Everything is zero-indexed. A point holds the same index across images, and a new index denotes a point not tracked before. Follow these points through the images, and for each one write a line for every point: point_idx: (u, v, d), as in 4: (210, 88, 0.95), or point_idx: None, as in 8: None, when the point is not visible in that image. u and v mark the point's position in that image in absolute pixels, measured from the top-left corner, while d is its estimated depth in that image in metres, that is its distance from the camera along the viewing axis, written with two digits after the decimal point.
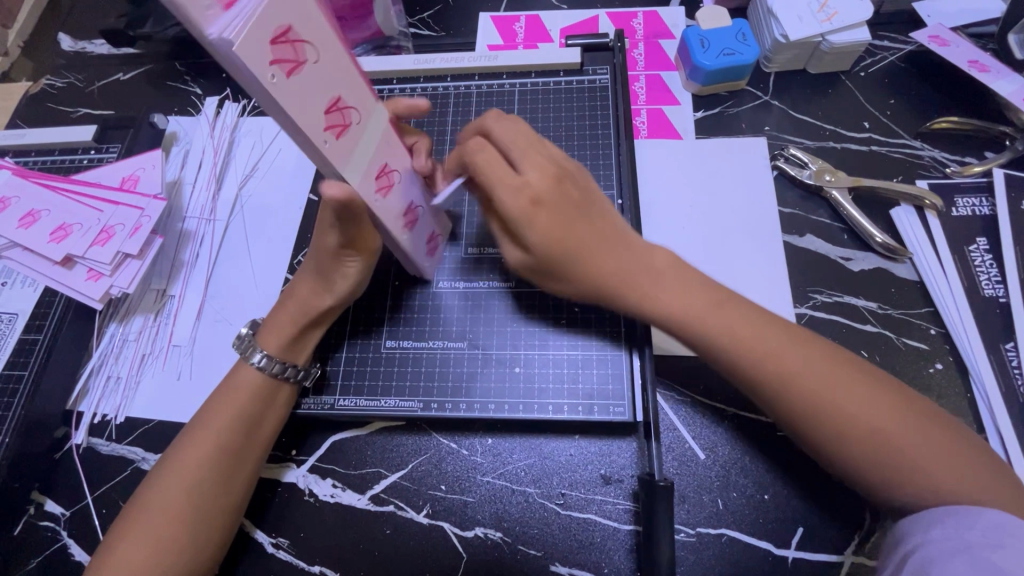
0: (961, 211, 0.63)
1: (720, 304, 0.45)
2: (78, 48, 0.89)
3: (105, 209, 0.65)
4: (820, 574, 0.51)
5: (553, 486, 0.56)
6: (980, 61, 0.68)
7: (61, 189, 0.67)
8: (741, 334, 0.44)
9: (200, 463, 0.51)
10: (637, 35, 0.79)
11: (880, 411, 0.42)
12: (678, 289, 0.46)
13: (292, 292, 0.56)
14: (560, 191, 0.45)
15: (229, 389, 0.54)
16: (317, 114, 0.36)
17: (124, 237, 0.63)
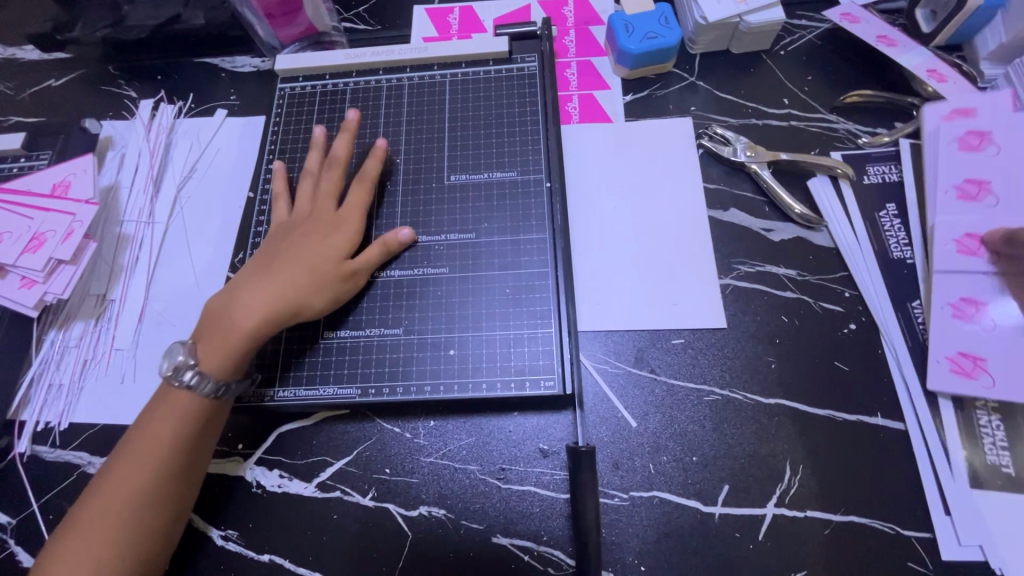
0: (871, 178, 0.67)
1: None
2: (7, 55, 0.87)
3: (35, 215, 0.65)
4: (743, 527, 0.54)
5: (493, 462, 0.58)
6: (887, 37, 0.71)
7: None
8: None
9: (140, 476, 0.51)
10: (567, 22, 0.80)
11: None
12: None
13: (227, 309, 0.55)
14: None
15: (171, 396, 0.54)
16: (952, 178, 0.62)
17: (56, 243, 0.63)
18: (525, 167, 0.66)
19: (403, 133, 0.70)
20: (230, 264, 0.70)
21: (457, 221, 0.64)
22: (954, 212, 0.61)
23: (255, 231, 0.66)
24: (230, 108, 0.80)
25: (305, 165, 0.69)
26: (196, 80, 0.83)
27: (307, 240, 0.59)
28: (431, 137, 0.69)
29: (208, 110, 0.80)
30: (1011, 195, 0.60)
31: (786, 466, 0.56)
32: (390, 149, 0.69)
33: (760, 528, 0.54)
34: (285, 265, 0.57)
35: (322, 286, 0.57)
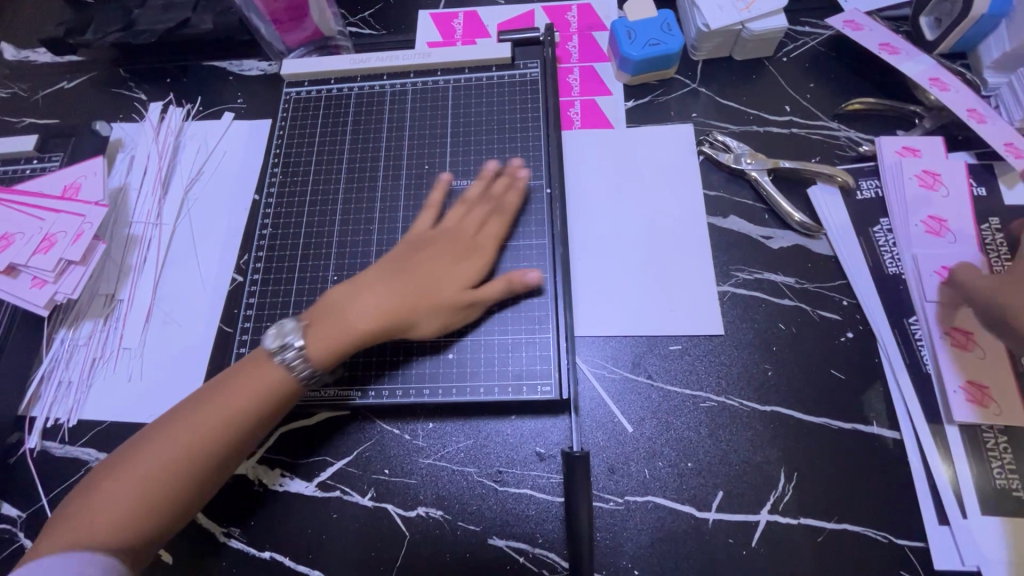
0: (865, 193, 0.66)
1: None
2: (21, 57, 0.89)
3: (46, 217, 0.66)
4: (736, 532, 0.55)
5: (490, 465, 0.59)
6: (890, 44, 0.71)
7: (5, 200, 0.68)
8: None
9: (205, 435, 0.50)
10: (570, 28, 0.81)
11: None
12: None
13: (433, 302, 0.57)
14: None
15: (213, 401, 0.51)
16: (923, 211, 0.63)
17: (66, 244, 0.64)
18: (526, 173, 0.67)
19: (406, 138, 0.70)
20: (236, 265, 0.72)
21: None
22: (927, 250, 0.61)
23: (260, 233, 0.67)
24: (237, 112, 0.82)
25: (310, 169, 0.70)
26: (205, 83, 0.84)
27: (437, 262, 0.59)
28: (434, 142, 0.70)
29: (215, 113, 0.82)
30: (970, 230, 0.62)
31: (780, 473, 0.56)
32: (393, 153, 0.70)
33: (754, 534, 0.55)
34: (417, 273, 0.58)
35: (435, 306, 0.57)
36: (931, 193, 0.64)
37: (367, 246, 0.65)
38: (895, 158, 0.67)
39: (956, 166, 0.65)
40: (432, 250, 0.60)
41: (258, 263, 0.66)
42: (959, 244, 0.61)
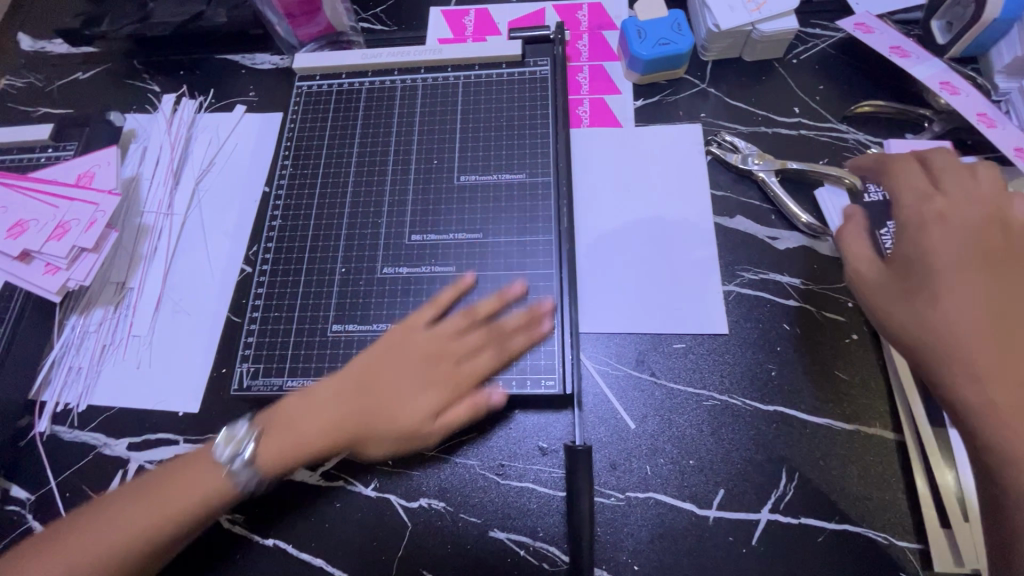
0: (872, 197, 0.65)
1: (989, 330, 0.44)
2: (37, 48, 0.90)
3: (60, 205, 0.67)
4: (736, 531, 0.55)
5: (493, 458, 0.59)
6: (901, 47, 0.71)
7: (20, 188, 0.69)
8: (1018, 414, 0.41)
9: (279, 453, 0.52)
10: (580, 27, 0.81)
11: None
12: (992, 315, 0.44)
13: (394, 408, 0.54)
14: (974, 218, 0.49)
15: (293, 423, 0.54)
16: None
17: (79, 232, 0.65)
18: (534, 170, 0.67)
19: (415, 133, 0.71)
20: (245, 256, 0.72)
21: (466, 221, 0.66)
22: None
23: (270, 225, 0.68)
24: (249, 105, 0.82)
25: (319, 162, 0.71)
26: (218, 76, 0.85)
27: (402, 384, 0.55)
28: (443, 138, 0.70)
29: (227, 106, 0.83)
30: None
31: (782, 473, 0.57)
32: (402, 148, 0.70)
33: (755, 533, 0.55)
34: (374, 397, 0.55)
35: (396, 433, 0.54)
36: None
37: (375, 239, 0.66)
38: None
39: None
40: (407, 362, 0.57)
41: (267, 254, 0.66)
42: None
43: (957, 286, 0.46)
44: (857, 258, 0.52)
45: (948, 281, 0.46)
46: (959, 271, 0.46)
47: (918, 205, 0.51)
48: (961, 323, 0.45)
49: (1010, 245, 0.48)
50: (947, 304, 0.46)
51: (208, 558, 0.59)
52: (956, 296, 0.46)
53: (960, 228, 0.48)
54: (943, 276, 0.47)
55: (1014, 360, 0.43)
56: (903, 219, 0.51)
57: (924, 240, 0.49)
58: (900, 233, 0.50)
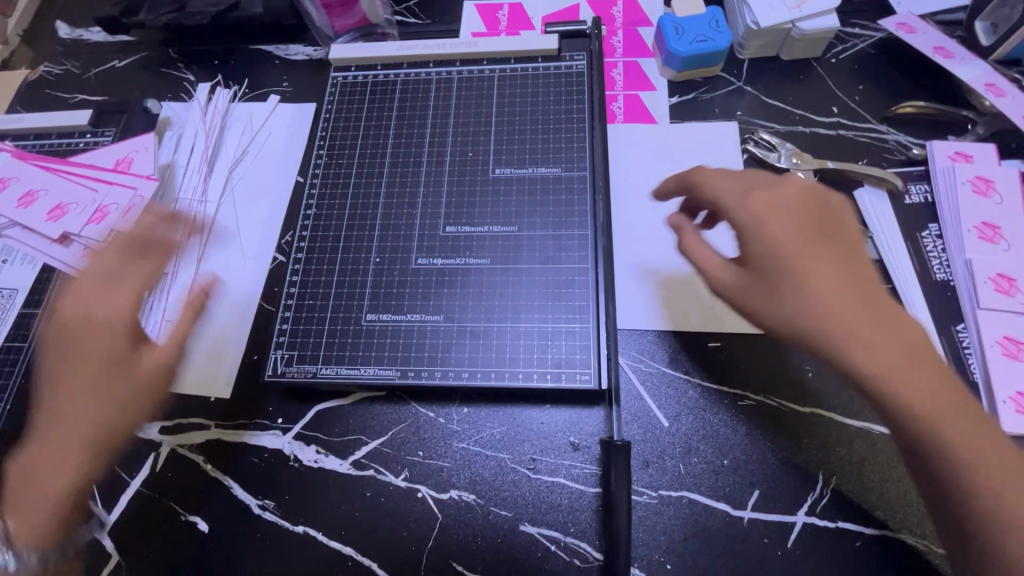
0: (913, 198, 0.65)
1: (878, 330, 0.45)
2: (75, 36, 0.92)
3: (99, 189, 0.68)
4: (772, 533, 0.54)
5: (524, 452, 0.59)
6: (945, 48, 0.70)
7: (60, 171, 0.70)
8: (921, 381, 0.44)
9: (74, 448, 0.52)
10: (615, 22, 0.81)
11: (950, 414, 0.44)
12: (854, 293, 0.46)
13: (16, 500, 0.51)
14: (779, 213, 0.48)
15: (51, 437, 0.52)
16: (975, 216, 0.62)
17: (118, 217, 0.66)
18: (570, 164, 0.67)
19: (450, 126, 0.71)
20: (277, 245, 0.73)
21: (500, 213, 0.65)
22: (976, 254, 0.60)
23: (304, 213, 0.68)
24: (283, 95, 0.83)
25: (354, 153, 0.71)
26: (252, 66, 0.85)
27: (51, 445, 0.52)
28: (478, 131, 0.70)
29: (261, 96, 0.83)
30: None
31: (818, 475, 0.56)
32: (437, 140, 0.70)
33: (790, 535, 0.54)
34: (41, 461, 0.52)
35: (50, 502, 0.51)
36: (982, 199, 0.62)
37: (409, 229, 0.66)
38: (946, 165, 0.65)
39: (1012, 174, 0.63)
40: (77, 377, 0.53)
41: (302, 243, 0.67)
42: (1012, 253, 0.59)
43: (823, 283, 0.46)
44: (722, 273, 0.50)
45: (809, 281, 0.46)
46: (810, 255, 0.47)
47: (744, 203, 0.49)
48: (844, 317, 0.45)
49: (823, 219, 0.49)
50: (834, 314, 0.45)
51: (239, 544, 0.59)
52: (831, 304, 0.45)
53: (786, 218, 0.48)
54: (808, 270, 0.46)
55: (894, 340, 0.45)
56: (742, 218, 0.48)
57: (767, 236, 0.47)
58: (747, 241, 0.48)
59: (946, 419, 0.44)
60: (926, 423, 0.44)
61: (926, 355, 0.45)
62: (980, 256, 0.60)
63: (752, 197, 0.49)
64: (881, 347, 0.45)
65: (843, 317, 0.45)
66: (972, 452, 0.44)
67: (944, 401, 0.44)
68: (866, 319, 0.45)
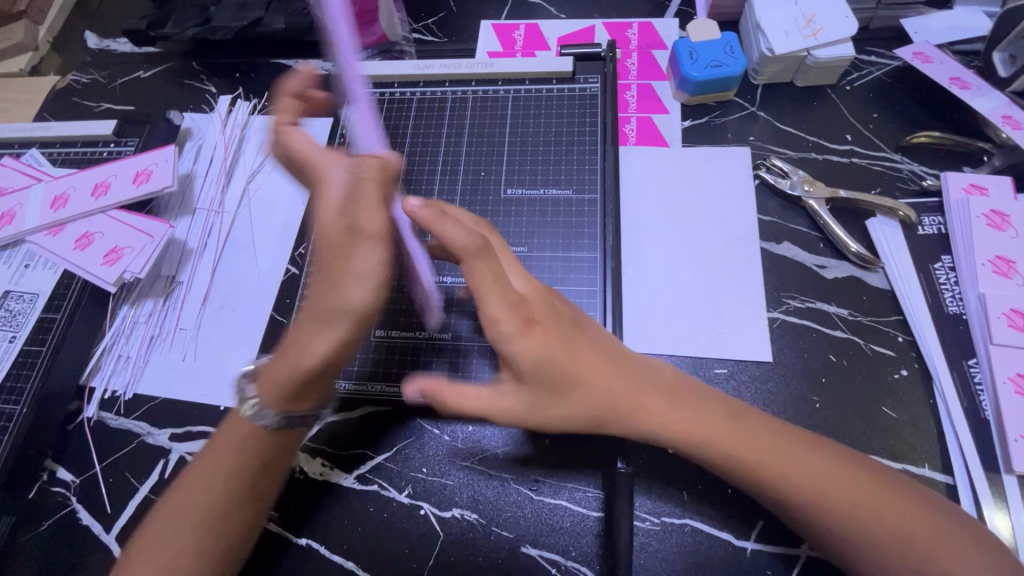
0: (926, 229, 0.65)
1: (714, 415, 0.49)
2: (103, 46, 0.95)
3: (103, 218, 0.71)
4: (775, 564, 0.54)
5: (528, 473, 0.59)
6: (961, 79, 0.69)
7: (93, 172, 0.74)
8: (730, 442, 0.48)
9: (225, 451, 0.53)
10: (631, 45, 0.82)
11: (821, 477, 0.47)
12: (632, 382, 0.49)
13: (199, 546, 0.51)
14: (546, 314, 0.48)
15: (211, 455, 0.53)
16: (989, 250, 0.61)
17: (102, 261, 0.68)
18: (580, 187, 0.68)
19: (463, 145, 0.72)
20: (291, 257, 0.74)
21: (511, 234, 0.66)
22: (989, 288, 0.59)
23: None
24: None
25: None
26: (272, 80, 0.87)
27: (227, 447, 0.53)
28: (491, 151, 0.71)
29: (279, 110, 0.85)
30: None
31: None
32: (450, 157, 0.72)
33: (792, 568, 0.53)
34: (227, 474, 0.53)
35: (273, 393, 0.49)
36: (997, 233, 0.62)
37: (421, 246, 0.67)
38: (961, 196, 0.64)
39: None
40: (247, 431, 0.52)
41: None
42: None
43: (607, 385, 0.48)
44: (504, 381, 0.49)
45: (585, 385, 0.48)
46: (579, 359, 0.48)
47: (510, 314, 0.46)
48: (648, 407, 0.49)
49: (558, 311, 0.49)
50: (643, 407, 0.49)
51: None
52: (611, 402, 0.48)
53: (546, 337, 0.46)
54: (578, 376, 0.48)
55: (707, 419, 0.49)
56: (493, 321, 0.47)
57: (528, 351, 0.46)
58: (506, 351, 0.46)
59: (794, 474, 0.47)
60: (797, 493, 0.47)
61: (772, 427, 0.49)
62: (995, 290, 0.59)
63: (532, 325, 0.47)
64: (680, 426, 0.48)
65: (654, 403, 0.49)
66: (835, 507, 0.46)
67: (800, 464, 0.47)
68: (680, 412, 0.49)
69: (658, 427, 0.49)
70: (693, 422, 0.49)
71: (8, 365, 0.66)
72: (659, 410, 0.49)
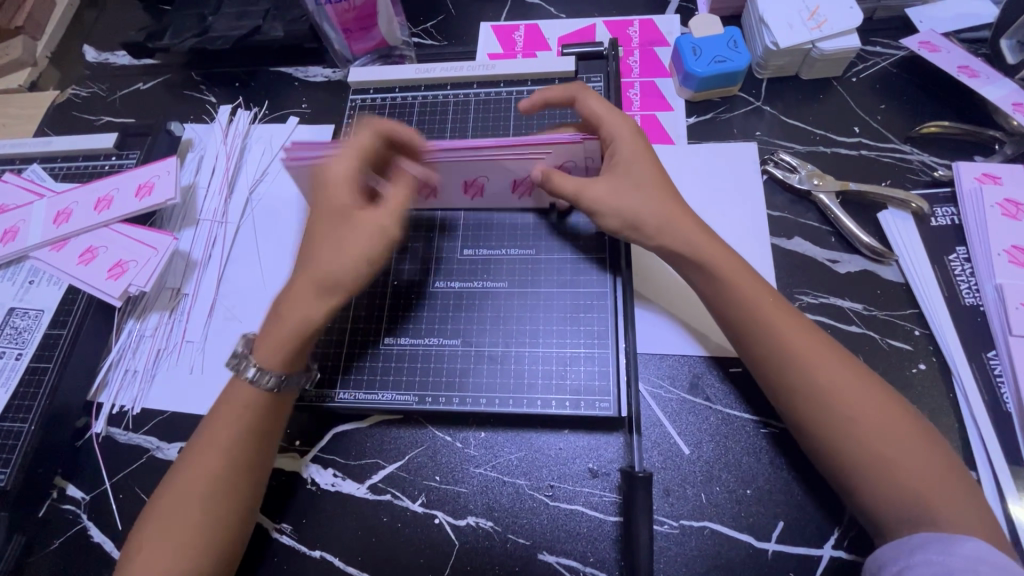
0: (939, 220, 0.64)
1: (789, 318, 0.51)
2: (101, 59, 0.94)
3: (106, 232, 0.70)
4: (798, 567, 0.53)
5: (542, 478, 0.58)
6: (970, 67, 0.68)
7: (95, 185, 0.73)
8: (788, 326, 0.51)
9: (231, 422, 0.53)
10: (632, 43, 0.81)
11: (879, 424, 0.46)
12: (729, 262, 0.53)
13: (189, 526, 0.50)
14: (652, 175, 0.56)
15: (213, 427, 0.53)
16: (1005, 240, 0.60)
17: (106, 275, 0.67)
18: None
19: None
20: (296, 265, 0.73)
21: (517, 237, 0.65)
22: (1005, 278, 0.59)
23: None
24: (302, 117, 0.84)
25: None
26: (272, 88, 0.87)
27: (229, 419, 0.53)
28: None
29: (281, 118, 0.85)
30: None
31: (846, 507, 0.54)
32: None
33: (816, 570, 0.52)
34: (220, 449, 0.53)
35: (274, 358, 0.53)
36: (1012, 222, 0.61)
37: (427, 252, 0.66)
38: (974, 185, 0.63)
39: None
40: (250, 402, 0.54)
41: None
42: None
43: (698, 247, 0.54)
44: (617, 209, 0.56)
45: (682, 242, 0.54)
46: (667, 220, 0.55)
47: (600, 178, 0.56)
48: (731, 285, 0.53)
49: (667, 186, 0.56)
50: (716, 270, 0.53)
51: (254, 567, 0.58)
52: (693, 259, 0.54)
53: (637, 172, 0.56)
54: (650, 214, 0.55)
55: (789, 321, 0.51)
56: (615, 165, 0.56)
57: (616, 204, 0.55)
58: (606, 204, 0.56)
59: (857, 408, 0.47)
60: (848, 423, 0.47)
61: (852, 363, 0.50)
62: (1012, 280, 0.58)
63: (631, 176, 0.56)
64: (751, 300, 0.52)
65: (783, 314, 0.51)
66: (880, 454, 0.46)
67: (865, 402, 0.47)
68: (757, 300, 0.52)
69: (740, 312, 0.52)
70: (784, 331, 0.50)
71: (14, 383, 0.65)
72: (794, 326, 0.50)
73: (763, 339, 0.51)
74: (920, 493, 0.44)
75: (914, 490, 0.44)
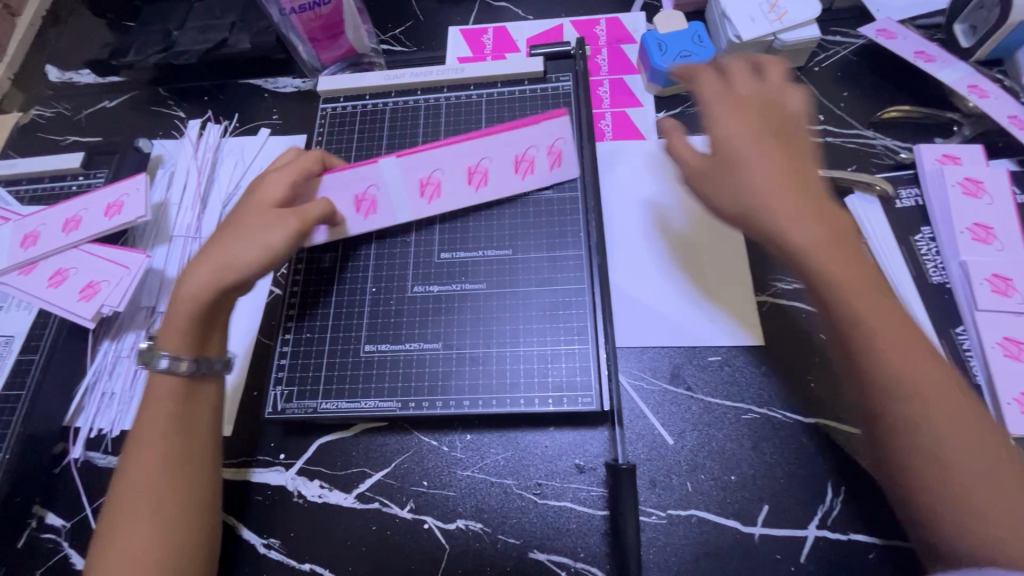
0: (904, 202, 0.66)
1: (887, 308, 0.45)
2: (65, 78, 0.93)
3: (76, 253, 0.69)
4: (784, 548, 0.54)
5: (530, 477, 0.59)
6: (925, 52, 0.70)
7: (62, 206, 0.72)
8: (877, 315, 0.45)
9: (163, 415, 0.54)
10: (600, 41, 0.82)
11: (958, 432, 0.43)
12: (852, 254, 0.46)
13: (142, 525, 0.50)
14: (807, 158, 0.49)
15: (143, 426, 0.54)
16: (966, 217, 0.62)
17: (78, 297, 0.66)
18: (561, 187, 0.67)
19: None
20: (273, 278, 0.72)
21: (494, 237, 0.65)
22: (968, 253, 0.60)
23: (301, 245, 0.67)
24: (273, 127, 0.83)
25: None
26: (242, 100, 0.86)
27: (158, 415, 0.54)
28: None
29: (252, 130, 0.84)
30: (1015, 237, 0.61)
31: (827, 487, 0.55)
32: None
33: (801, 550, 0.53)
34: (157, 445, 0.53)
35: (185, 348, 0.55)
36: (972, 200, 0.63)
37: (404, 257, 0.66)
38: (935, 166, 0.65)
39: (1000, 173, 0.63)
40: (168, 394, 0.55)
41: (298, 275, 0.66)
42: (1005, 254, 0.60)
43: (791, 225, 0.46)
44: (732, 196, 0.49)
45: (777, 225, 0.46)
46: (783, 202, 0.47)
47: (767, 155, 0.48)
48: (825, 272, 0.45)
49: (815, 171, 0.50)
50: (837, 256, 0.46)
51: None
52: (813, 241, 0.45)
53: (765, 164, 0.48)
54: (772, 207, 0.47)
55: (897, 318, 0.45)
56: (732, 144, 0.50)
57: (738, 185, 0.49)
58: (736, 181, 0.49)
59: (937, 411, 0.43)
60: (926, 427, 0.43)
61: (944, 366, 0.45)
62: (974, 256, 0.60)
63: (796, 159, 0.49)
64: (844, 289, 0.45)
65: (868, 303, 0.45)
66: (955, 462, 0.42)
67: (948, 409, 0.43)
68: (886, 294, 0.46)
69: (836, 299, 0.45)
70: (870, 317, 0.45)
71: None
72: (873, 313, 0.45)
73: (850, 325, 0.45)
74: (981, 506, 0.42)
75: (978, 504, 0.42)
